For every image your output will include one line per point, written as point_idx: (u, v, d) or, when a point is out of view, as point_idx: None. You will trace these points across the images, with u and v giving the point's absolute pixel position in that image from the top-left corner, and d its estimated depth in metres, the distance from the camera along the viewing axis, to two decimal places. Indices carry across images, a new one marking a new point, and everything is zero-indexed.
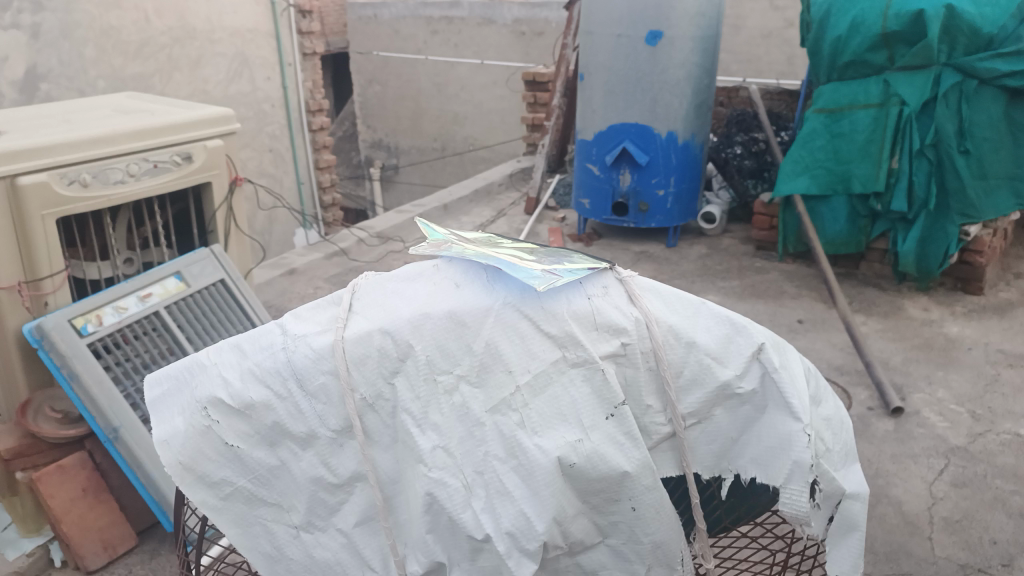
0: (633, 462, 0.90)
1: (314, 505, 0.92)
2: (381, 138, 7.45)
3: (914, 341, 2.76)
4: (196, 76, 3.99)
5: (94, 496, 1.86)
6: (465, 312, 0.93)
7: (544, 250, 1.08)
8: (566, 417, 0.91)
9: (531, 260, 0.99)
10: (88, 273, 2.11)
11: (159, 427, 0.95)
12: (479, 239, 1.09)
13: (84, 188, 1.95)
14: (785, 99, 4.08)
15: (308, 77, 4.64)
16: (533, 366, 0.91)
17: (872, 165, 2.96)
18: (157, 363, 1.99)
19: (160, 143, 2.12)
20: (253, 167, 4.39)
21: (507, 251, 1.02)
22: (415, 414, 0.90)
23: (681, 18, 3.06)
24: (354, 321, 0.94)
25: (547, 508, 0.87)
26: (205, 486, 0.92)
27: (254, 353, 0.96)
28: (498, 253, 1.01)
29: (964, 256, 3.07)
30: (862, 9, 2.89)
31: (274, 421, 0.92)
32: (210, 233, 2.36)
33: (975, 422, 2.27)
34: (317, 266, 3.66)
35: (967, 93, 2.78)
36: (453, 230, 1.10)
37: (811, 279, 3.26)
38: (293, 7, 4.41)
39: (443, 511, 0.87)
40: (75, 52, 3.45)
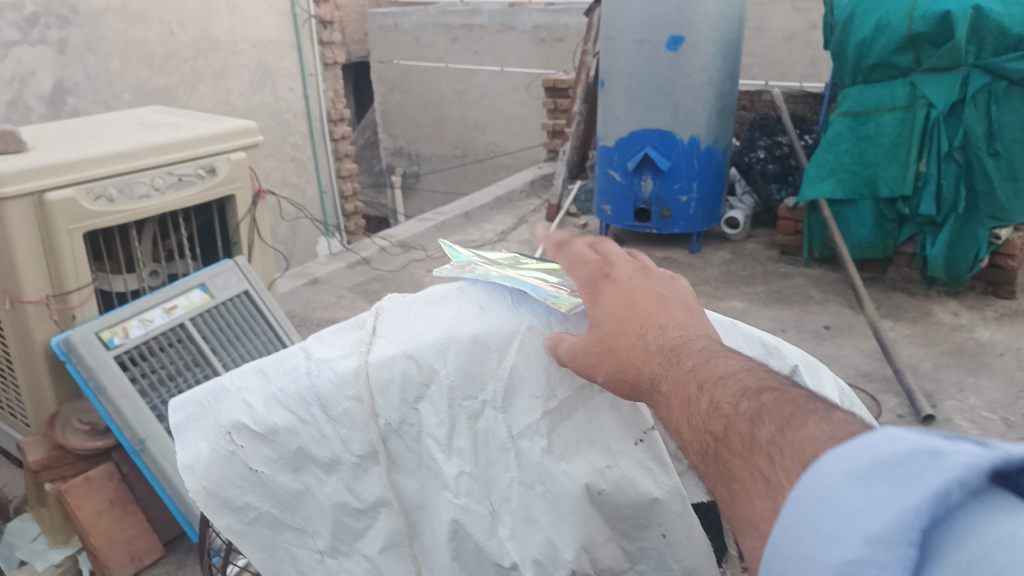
0: (663, 488, 0.89)
1: (338, 530, 0.91)
2: (402, 145, 7.47)
3: (945, 347, 2.70)
4: (219, 88, 4.03)
5: (121, 508, 1.87)
6: (489, 336, 0.91)
7: None
8: (594, 443, 0.90)
9: (557, 282, 0.99)
10: (114, 286, 2.13)
11: (183, 452, 0.94)
12: (503, 260, 1.08)
13: (110, 203, 1.96)
14: (809, 102, 4.04)
15: (330, 87, 4.67)
16: (560, 392, 0.89)
17: (899, 169, 2.92)
18: (181, 375, 2.00)
19: (185, 156, 2.13)
20: (277, 176, 4.42)
21: (531, 274, 1.01)
22: (440, 440, 0.89)
23: (702, 22, 3.02)
24: (378, 345, 0.93)
25: (574, 536, 0.87)
26: (228, 512, 0.91)
27: (276, 377, 0.95)
28: (522, 274, 1.01)
29: (994, 260, 3.01)
30: (886, 10, 2.83)
31: (298, 446, 0.91)
32: (234, 244, 2.38)
33: (1009, 429, 2.21)
34: (339, 275, 3.67)
35: (996, 93, 2.72)
36: (477, 251, 1.09)
37: (838, 284, 3.22)
38: (315, 18, 4.44)
39: (468, 538, 0.87)
40: (101, 66, 3.49)
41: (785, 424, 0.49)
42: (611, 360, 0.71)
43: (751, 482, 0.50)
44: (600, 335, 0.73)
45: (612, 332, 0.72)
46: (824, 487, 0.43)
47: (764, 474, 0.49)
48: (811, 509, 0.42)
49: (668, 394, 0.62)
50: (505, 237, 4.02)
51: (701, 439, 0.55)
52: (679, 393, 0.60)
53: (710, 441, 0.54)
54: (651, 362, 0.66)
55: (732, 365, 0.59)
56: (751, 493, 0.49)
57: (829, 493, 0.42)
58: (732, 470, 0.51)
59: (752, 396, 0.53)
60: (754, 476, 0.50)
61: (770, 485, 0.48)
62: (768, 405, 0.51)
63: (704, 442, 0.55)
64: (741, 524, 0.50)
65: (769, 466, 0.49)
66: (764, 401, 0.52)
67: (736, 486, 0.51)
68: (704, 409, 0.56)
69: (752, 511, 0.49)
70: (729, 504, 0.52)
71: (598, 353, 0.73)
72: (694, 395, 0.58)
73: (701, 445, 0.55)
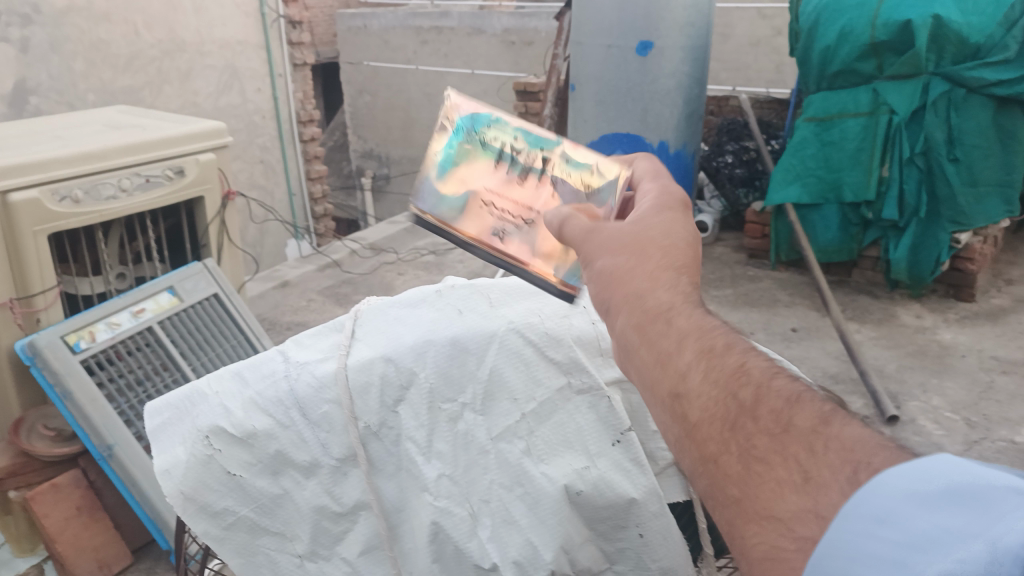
0: (640, 488, 0.90)
1: (317, 534, 0.91)
2: (372, 148, 7.44)
3: (908, 349, 2.77)
4: (186, 89, 3.98)
5: (89, 515, 1.84)
6: (468, 339, 0.94)
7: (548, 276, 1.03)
8: (572, 444, 0.91)
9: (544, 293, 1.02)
10: (80, 289, 2.09)
11: (161, 457, 0.95)
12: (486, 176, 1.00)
13: (75, 204, 1.93)
14: (776, 108, 4.10)
15: (299, 88, 4.65)
16: (539, 394, 0.92)
17: (863, 173, 2.98)
18: (150, 380, 1.97)
19: (152, 157, 2.10)
20: (245, 178, 4.37)
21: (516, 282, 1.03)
22: (419, 443, 0.90)
23: (671, 28, 3.05)
24: (357, 349, 0.95)
25: (553, 537, 0.86)
26: (206, 517, 0.92)
27: (255, 381, 0.96)
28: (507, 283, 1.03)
29: (955, 263, 3.09)
30: (849, 18, 2.89)
31: (276, 450, 0.92)
32: (204, 246, 2.36)
33: (971, 429, 2.27)
34: (310, 278, 3.66)
35: (956, 101, 2.77)
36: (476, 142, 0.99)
37: (804, 287, 3.28)
38: (283, 19, 4.40)
39: (448, 540, 0.87)
40: (64, 66, 3.42)
41: (826, 418, 0.50)
42: (636, 292, 0.62)
43: (784, 472, 0.48)
44: (628, 262, 0.65)
45: (636, 260, 0.65)
46: (881, 510, 0.43)
47: (801, 466, 0.48)
48: (868, 531, 0.42)
49: (699, 350, 0.56)
50: None
51: (722, 405, 0.53)
52: (712, 355, 0.55)
53: (738, 409, 0.52)
54: (682, 307, 0.59)
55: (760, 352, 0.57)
56: (769, 482, 0.49)
57: (890, 514, 0.42)
58: (755, 449, 0.50)
59: (793, 389, 0.52)
60: (789, 466, 0.48)
61: (808, 478, 0.47)
62: (808, 399, 0.51)
63: (727, 410, 0.52)
64: (751, 509, 0.49)
65: (809, 458, 0.48)
66: (800, 397, 0.52)
67: (763, 467, 0.49)
68: (736, 383, 0.53)
69: (783, 505, 0.48)
70: (740, 483, 0.50)
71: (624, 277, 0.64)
72: (727, 363, 0.55)
73: (722, 413, 0.52)
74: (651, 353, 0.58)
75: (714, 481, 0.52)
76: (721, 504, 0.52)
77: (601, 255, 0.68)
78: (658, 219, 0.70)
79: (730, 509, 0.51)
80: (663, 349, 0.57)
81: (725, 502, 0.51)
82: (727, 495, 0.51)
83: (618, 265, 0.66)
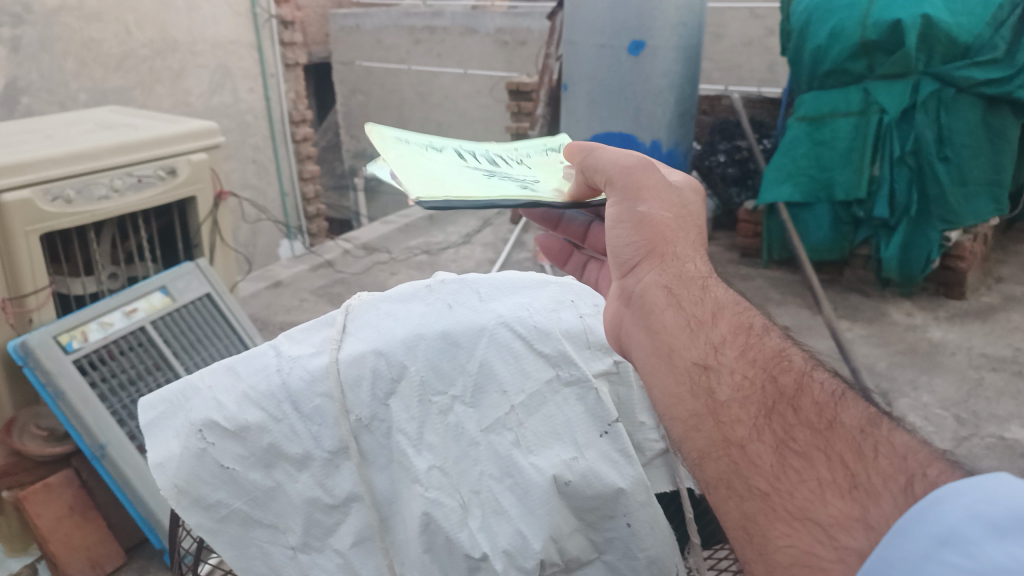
0: (628, 478, 0.93)
1: (310, 526, 0.93)
2: (364, 147, 7.41)
3: (899, 346, 2.79)
4: (178, 89, 3.98)
5: (81, 515, 1.84)
6: (459, 333, 0.97)
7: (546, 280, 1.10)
8: (561, 436, 0.94)
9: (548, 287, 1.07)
10: (72, 289, 2.10)
11: (154, 451, 0.97)
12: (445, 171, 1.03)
13: (67, 204, 1.93)
14: (768, 107, 4.11)
15: (291, 88, 4.66)
16: (527, 386, 0.95)
17: (854, 172, 3.00)
18: (143, 379, 1.97)
19: (145, 157, 2.11)
20: (237, 178, 4.37)
21: (512, 277, 1.09)
22: (410, 435, 0.92)
23: (663, 27, 3.06)
24: (349, 343, 0.98)
25: (543, 525, 0.88)
26: (200, 509, 0.93)
27: (248, 375, 0.98)
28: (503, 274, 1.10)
29: (946, 261, 3.13)
30: (840, 18, 2.90)
31: (270, 443, 0.93)
32: (196, 246, 2.37)
33: (960, 425, 2.30)
34: (302, 278, 3.68)
35: (945, 101, 2.80)
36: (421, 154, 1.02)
37: (796, 286, 3.31)
38: (276, 18, 4.41)
39: (439, 531, 0.88)
40: (55, 66, 3.41)
41: (870, 427, 0.59)
42: (686, 282, 0.76)
43: (825, 471, 0.56)
44: (674, 245, 0.80)
45: (667, 227, 0.81)
46: (947, 525, 0.46)
47: (849, 472, 0.56)
48: (934, 553, 0.46)
49: (746, 349, 0.68)
50: (470, 240, 4.07)
51: (763, 399, 0.63)
52: (758, 359, 0.67)
53: (780, 402, 0.62)
54: (730, 314, 0.72)
55: (806, 363, 0.68)
56: (810, 480, 0.56)
57: (954, 535, 0.45)
58: (795, 444, 0.59)
59: (839, 399, 0.63)
60: (834, 471, 0.56)
61: (855, 485, 0.55)
62: (855, 409, 0.61)
63: (768, 404, 0.63)
64: (783, 507, 0.57)
65: (858, 462, 0.56)
66: (842, 404, 0.62)
67: (804, 467, 0.57)
68: (784, 385, 0.64)
69: (823, 511, 0.55)
70: (772, 479, 0.58)
71: (667, 253, 0.79)
72: (776, 367, 0.66)
73: (763, 405, 0.63)
74: (695, 342, 0.70)
75: (740, 470, 0.61)
76: (743, 497, 0.60)
77: (646, 198, 0.82)
78: (695, 202, 0.87)
79: (754, 502, 0.59)
80: (710, 342, 0.69)
81: (750, 494, 0.59)
82: (756, 487, 0.59)
83: (658, 222, 0.81)
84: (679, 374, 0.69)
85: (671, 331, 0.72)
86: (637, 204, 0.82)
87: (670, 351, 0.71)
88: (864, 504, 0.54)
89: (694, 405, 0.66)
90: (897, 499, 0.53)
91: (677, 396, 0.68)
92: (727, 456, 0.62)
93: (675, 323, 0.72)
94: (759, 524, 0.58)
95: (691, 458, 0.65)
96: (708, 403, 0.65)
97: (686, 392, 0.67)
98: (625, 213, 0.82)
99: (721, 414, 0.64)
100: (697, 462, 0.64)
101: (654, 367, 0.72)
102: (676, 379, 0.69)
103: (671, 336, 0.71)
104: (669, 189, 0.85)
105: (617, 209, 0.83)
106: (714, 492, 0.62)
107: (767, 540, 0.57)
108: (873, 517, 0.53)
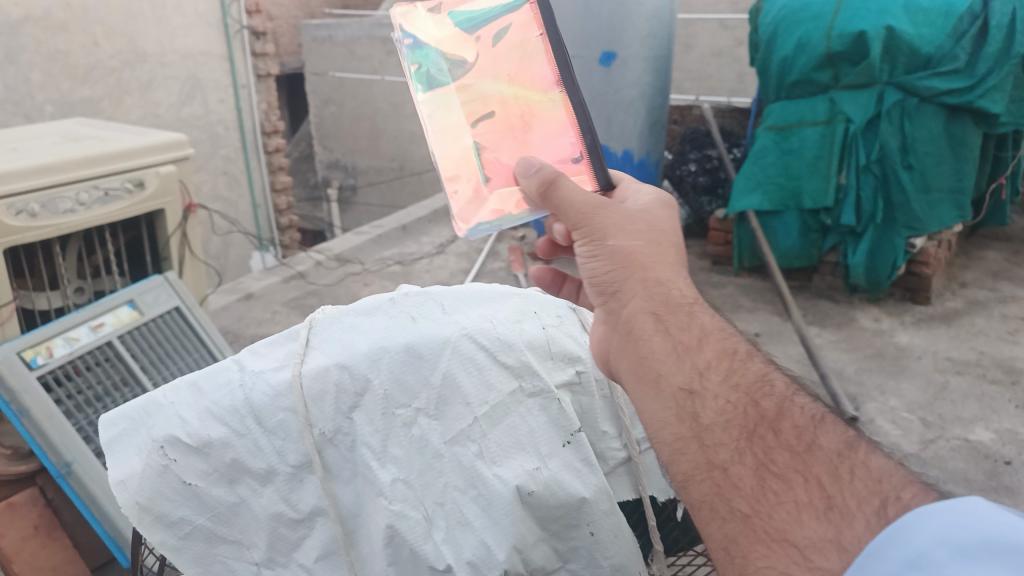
0: (591, 488, 0.95)
1: (275, 541, 0.95)
2: (338, 158, 7.10)
3: (867, 351, 2.84)
4: (147, 100, 3.95)
5: (46, 534, 1.81)
6: (422, 345, 0.98)
7: (514, 292, 1.12)
8: (524, 446, 0.96)
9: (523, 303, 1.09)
10: (37, 304, 2.08)
11: (115, 468, 0.98)
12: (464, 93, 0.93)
13: (32, 218, 1.91)
14: (737, 116, 4.17)
15: (263, 99, 4.64)
16: (491, 398, 0.97)
17: (821, 180, 3.05)
18: (110, 395, 1.95)
19: (112, 170, 2.09)
20: (208, 190, 4.34)
21: (486, 290, 1.10)
22: (374, 448, 0.94)
23: (633, 39, 3.09)
24: (312, 356, 0.99)
25: (506, 536, 0.90)
26: (163, 526, 0.95)
27: (211, 391, 1.00)
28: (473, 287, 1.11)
29: (912, 267, 3.19)
30: (805, 29, 2.94)
31: (233, 458, 0.95)
32: (165, 260, 2.34)
33: (927, 428, 2.34)
34: (274, 290, 3.65)
35: (909, 109, 2.86)
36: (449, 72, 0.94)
37: (766, 293, 3.35)
38: (247, 29, 4.39)
39: (404, 543, 0.90)
40: (21, 77, 3.36)
41: (848, 450, 0.62)
42: (673, 307, 0.77)
43: (803, 495, 0.59)
44: (659, 271, 0.80)
45: (642, 254, 0.81)
46: (917, 548, 0.49)
47: (827, 498, 0.59)
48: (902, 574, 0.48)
49: (731, 373, 0.70)
50: (444, 250, 4.08)
51: (745, 422, 0.65)
52: (742, 383, 0.69)
53: (761, 425, 0.65)
54: (716, 338, 0.74)
55: (789, 387, 0.69)
56: (788, 503, 0.60)
57: (922, 557, 0.48)
58: (775, 466, 0.62)
59: (819, 421, 0.65)
60: (811, 493, 0.59)
61: (831, 507, 0.58)
62: (834, 432, 0.63)
63: (749, 426, 0.65)
64: (762, 529, 0.60)
65: (834, 486, 0.59)
66: (823, 425, 0.64)
67: (782, 489, 0.60)
68: (766, 408, 0.66)
69: (799, 532, 0.58)
70: (752, 501, 0.61)
71: (652, 279, 0.79)
72: (759, 391, 0.68)
73: (744, 428, 0.65)
74: (681, 367, 0.72)
75: (722, 493, 0.63)
76: (725, 519, 0.63)
77: (613, 231, 0.82)
78: (664, 217, 0.86)
79: (735, 524, 0.62)
80: (696, 367, 0.71)
81: (731, 517, 0.62)
82: (737, 510, 0.62)
83: (632, 252, 0.81)
84: (665, 399, 0.71)
85: (658, 356, 0.74)
86: (604, 239, 0.82)
87: (657, 376, 0.73)
88: (839, 525, 0.57)
89: (678, 429, 0.68)
90: (871, 521, 0.56)
91: (663, 420, 0.70)
92: (710, 479, 0.64)
93: (662, 348, 0.74)
94: (740, 545, 0.61)
95: (675, 480, 0.68)
96: (692, 426, 0.68)
97: (671, 416, 0.69)
98: (596, 247, 0.83)
99: (704, 438, 0.66)
100: (681, 485, 0.67)
101: (642, 392, 0.74)
102: (662, 404, 0.71)
103: (657, 360, 0.73)
104: (640, 214, 0.85)
105: (586, 246, 0.83)
106: (698, 514, 0.65)
107: (747, 562, 0.60)
108: (847, 539, 0.56)
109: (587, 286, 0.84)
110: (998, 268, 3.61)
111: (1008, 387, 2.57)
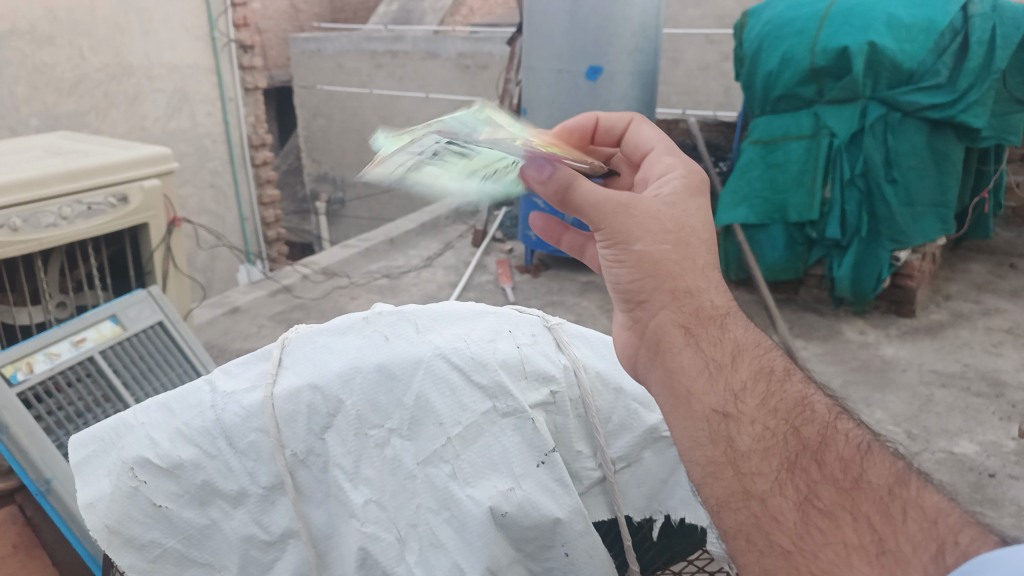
0: (565, 508, 0.95)
1: (246, 563, 0.96)
2: (326, 171, 7.01)
3: (853, 364, 2.85)
4: (134, 113, 3.94)
5: (26, 553, 1.62)
6: (395, 365, 0.99)
7: (516, 310, 1.15)
8: (497, 466, 0.96)
9: (525, 329, 1.09)
10: (18, 319, 2.04)
11: (85, 490, 0.97)
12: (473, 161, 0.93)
13: (13, 232, 1.88)
14: (723, 130, 4.19)
15: (250, 112, 4.61)
16: (464, 418, 0.97)
17: (806, 194, 3.07)
18: (91, 411, 1.91)
19: (94, 185, 2.07)
20: (195, 204, 4.32)
21: (495, 311, 1.12)
22: (347, 469, 0.94)
23: (619, 53, 3.10)
24: (284, 377, 0.99)
25: (480, 558, 0.91)
26: (132, 550, 0.95)
27: (181, 412, 1.00)
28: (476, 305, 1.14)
29: (896, 280, 3.21)
30: (790, 44, 2.95)
31: (203, 480, 0.95)
32: (148, 274, 2.32)
33: (911, 440, 2.35)
34: (261, 304, 3.62)
35: (892, 124, 2.89)
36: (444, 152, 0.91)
37: (752, 306, 3.38)
38: (234, 42, 4.37)
39: (377, 566, 0.90)
40: (6, 89, 3.34)
41: (899, 486, 0.63)
42: (704, 320, 0.78)
43: (851, 535, 0.59)
44: (689, 281, 0.80)
45: (668, 257, 0.80)
46: None
47: (878, 543, 0.58)
48: None
49: (768, 396, 0.71)
50: (431, 263, 4.09)
51: (785, 452, 0.67)
52: (780, 408, 0.70)
53: (802, 456, 0.66)
54: (750, 355, 0.75)
55: (828, 413, 0.72)
56: (836, 543, 0.59)
57: None
58: (819, 502, 0.63)
59: (863, 453, 0.67)
60: (861, 534, 0.59)
61: (884, 552, 0.58)
62: (882, 466, 0.65)
63: (790, 457, 0.66)
64: (807, 568, 0.60)
65: (886, 527, 0.59)
66: (866, 460, 0.65)
67: (829, 527, 0.61)
68: (807, 437, 0.68)
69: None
70: (795, 538, 0.61)
71: (683, 289, 0.79)
72: (798, 418, 0.70)
73: (786, 459, 0.66)
74: (714, 388, 0.72)
75: (760, 523, 0.64)
76: (764, 552, 0.63)
77: (638, 234, 0.80)
78: (701, 212, 0.86)
79: (776, 560, 0.62)
80: (730, 388, 0.72)
81: (771, 551, 0.62)
82: (778, 545, 0.62)
83: (661, 256, 0.80)
84: (699, 419, 0.71)
85: (689, 372, 0.74)
86: (631, 242, 0.80)
87: (688, 393, 0.73)
88: (893, 570, 0.56)
89: (710, 452, 0.69)
90: (929, 566, 0.55)
91: (695, 440, 0.71)
92: (747, 508, 0.65)
93: (693, 364, 0.75)
94: None
95: (710, 504, 0.68)
96: (727, 451, 0.68)
97: (704, 437, 0.70)
98: (622, 251, 0.81)
99: (740, 465, 0.67)
100: (716, 510, 0.67)
101: (672, 408, 0.75)
102: (694, 424, 0.71)
103: (689, 378, 0.74)
104: (661, 207, 0.83)
105: (610, 250, 0.82)
106: (733, 543, 0.66)
107: None
108: None
109: (614, 292, 0.84)
110: (981, 280, 3.65)
111: (992, 399, 2.58)
